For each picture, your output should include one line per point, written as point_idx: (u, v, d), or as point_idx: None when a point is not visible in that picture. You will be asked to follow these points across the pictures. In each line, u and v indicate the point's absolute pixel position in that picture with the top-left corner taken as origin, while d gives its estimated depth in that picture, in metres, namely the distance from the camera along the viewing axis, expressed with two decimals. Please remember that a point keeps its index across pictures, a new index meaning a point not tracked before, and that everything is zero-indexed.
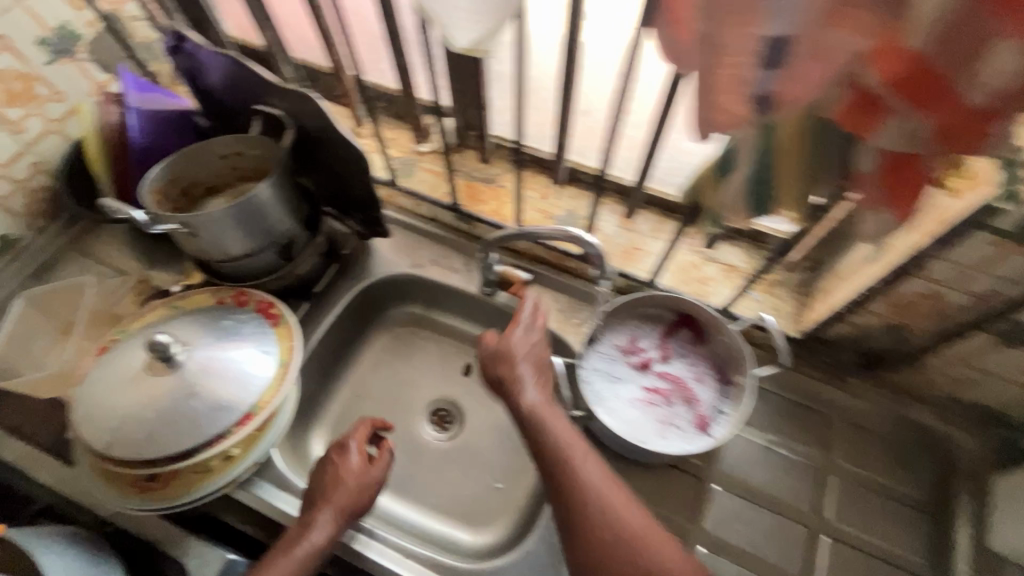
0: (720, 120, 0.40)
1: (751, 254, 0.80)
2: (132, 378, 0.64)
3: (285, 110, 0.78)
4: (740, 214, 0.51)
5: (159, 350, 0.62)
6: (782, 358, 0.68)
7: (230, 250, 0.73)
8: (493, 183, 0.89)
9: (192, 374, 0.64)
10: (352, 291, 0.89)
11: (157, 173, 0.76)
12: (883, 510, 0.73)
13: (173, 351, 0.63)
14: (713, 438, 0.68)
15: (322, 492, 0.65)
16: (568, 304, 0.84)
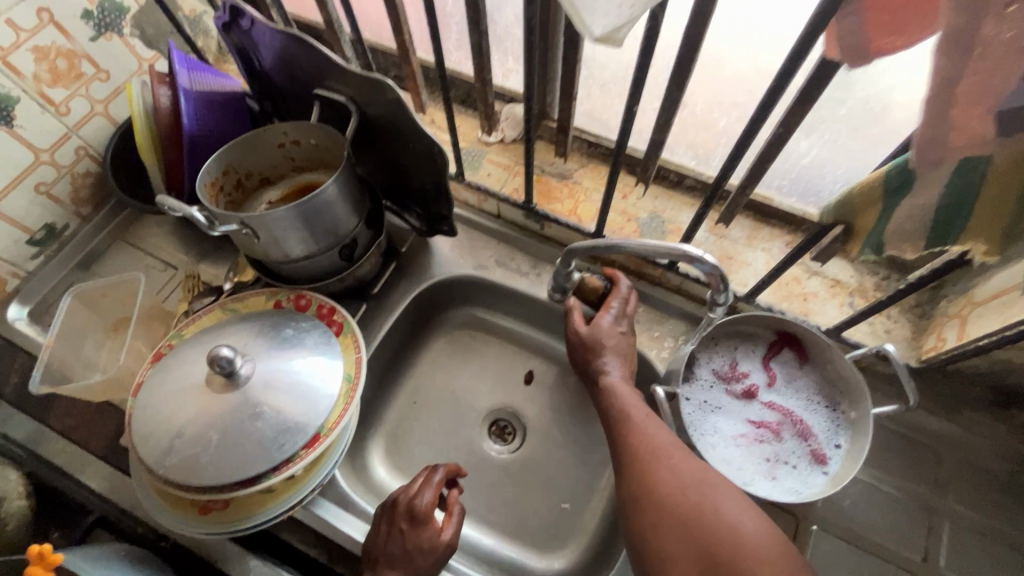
0: (954, 141, 0.34)
1: (861, 270, 0.72)
2: (192, 392, 0.59)
3: (349, 96, 0.71)
4: (912, 244, 0.43)
5: (221, 364, 0.57)
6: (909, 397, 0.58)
7: (291, 253, 0.67)
8: (568, 179, 0.81)
9: (257, 389, 0.59)
10: (411, 294, 0.82)
11: (213, 164, 0.69)
12: (1004, 561, 0.66)
13: (237, 367, 0.58)
14: (830, 479, 0.62)
15: (391, 542, 0.61)
16: (648, 315, 0.79)
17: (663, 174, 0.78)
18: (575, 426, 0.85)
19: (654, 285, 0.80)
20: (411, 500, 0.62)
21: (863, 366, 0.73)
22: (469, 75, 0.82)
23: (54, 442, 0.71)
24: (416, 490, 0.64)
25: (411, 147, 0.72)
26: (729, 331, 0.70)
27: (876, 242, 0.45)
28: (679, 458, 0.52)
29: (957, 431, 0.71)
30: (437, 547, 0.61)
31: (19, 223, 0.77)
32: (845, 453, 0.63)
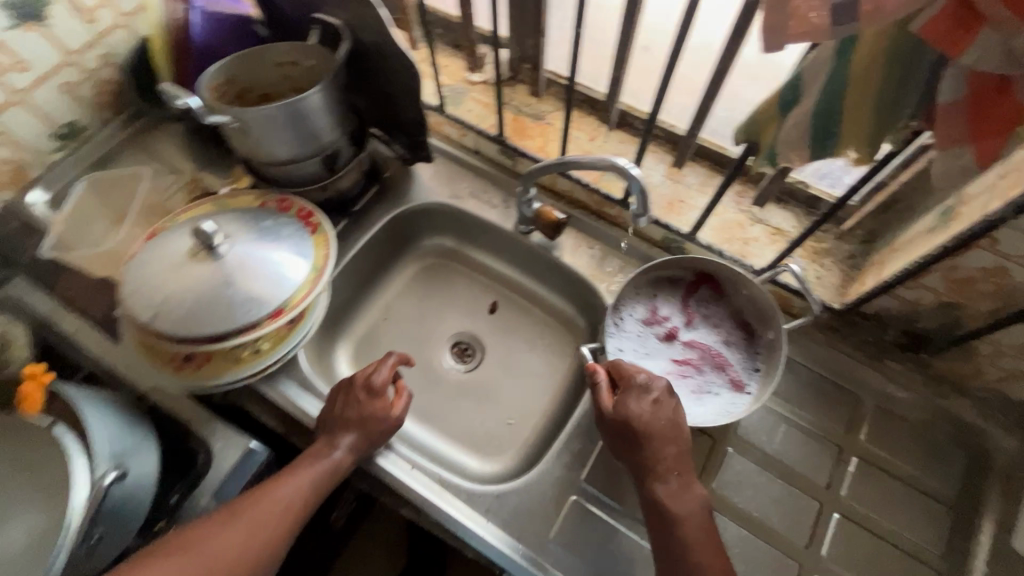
0: (794, 30, 0.37)
1: (801, 220, 0.77)
2: (177, 260, 0.67)
3: (343, 21, 0.77)
4: (799, 155, 0.48)
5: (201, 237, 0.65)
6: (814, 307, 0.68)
7: (275, 153, 0.74)
8: (541, 120, 0.87)
9: (234, 264, 0.67)
10: (388, 214, 0.89)
11: (216, 70, 0.77)
12: (904, 498, 0.70)
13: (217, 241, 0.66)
14: (751, 396, 0.69)
15: (344, 410, 0.68)
16: (601, 251, 0.85)
17: (627, 121, 0.82)
18: (530, 353, 0.92)
19: (611, 224, 0.86)
20: (367, 376, 0.70)
21: (796, 311, 0.78)
22: (456, 17, 0.87)
23: (57, 308, 0.80)
24: (372, 369, 0.71)
25: (394, 71, 0.78)
26: (650, 280, 0.76)
27: (772, 155, 0.50)
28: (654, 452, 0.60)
29: (880, 380, 0.75)
30: (386, 420, 0.69)
31: (46, 117, 0.86)
32: (761, 373, 0.71)
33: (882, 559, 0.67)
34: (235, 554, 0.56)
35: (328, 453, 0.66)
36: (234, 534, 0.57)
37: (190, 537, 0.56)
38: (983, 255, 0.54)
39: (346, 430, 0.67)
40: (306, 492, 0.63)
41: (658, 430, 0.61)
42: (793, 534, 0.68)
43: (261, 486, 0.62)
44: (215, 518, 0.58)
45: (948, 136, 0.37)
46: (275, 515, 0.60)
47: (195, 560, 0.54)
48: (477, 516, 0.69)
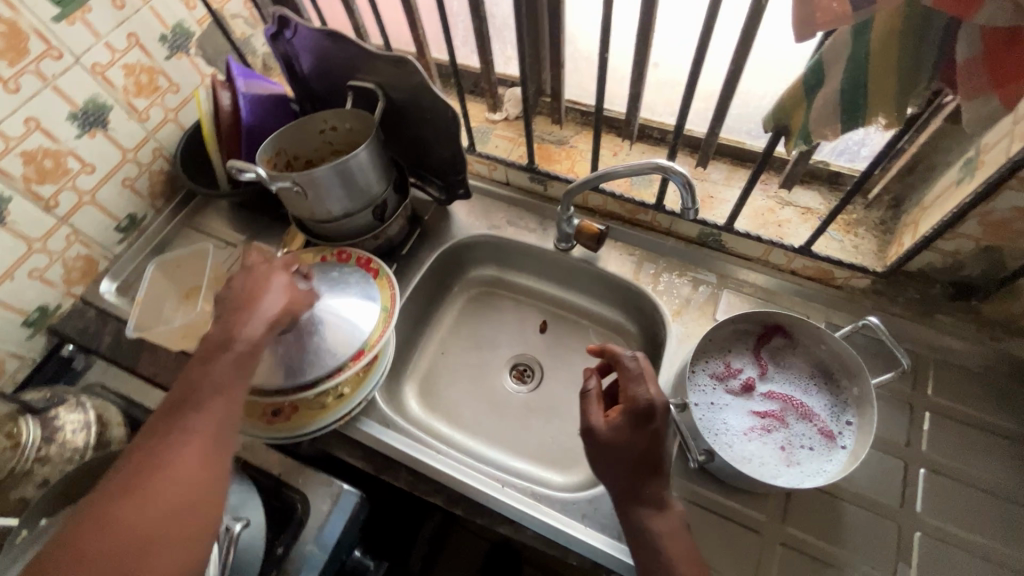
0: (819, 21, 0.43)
1: (826, 197, 0.82)
2: None
3: (376, 83, 0.85)
4: (832, 129, 0.53)
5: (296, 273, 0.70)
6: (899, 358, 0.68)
7: (332, 210, 0.80)
8: (565, 145, 0.93)
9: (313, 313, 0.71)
10: (434, 253, 0.95)
11: (268, 143, 0.84)
12: (985, 445, 0.71)
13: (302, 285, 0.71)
14: (849, 451, 0.65)
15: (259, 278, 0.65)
16: (641, 256, 0.90)
17: (647, 133, 0.88)
18: (587, 365, 0.95)
19: (646, 230, 0.91)
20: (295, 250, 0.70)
21: (840, 282, 0.81)
22: (473, 65, 0.94)
23: (142, 385, 0.84)
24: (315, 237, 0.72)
25: (428, 121, 0.85)
26: (721, 333, 0.75)
27: (805, 135, 0.55)
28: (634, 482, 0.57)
29: (935, 335, 0.77)
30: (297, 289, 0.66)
31: (110, 212, 0.93)
32: (856, 428, 0.67)
33: (977, 506, 0.68)
34: (175, 468, 0.49)
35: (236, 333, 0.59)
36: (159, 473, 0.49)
37: (114, 504, 0.46)
38: (1015, 196, 0.58)
39: (244, 311, 0.61)
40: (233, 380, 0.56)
41: (645, 455, 0.57)
42: (883, 495, 0.69)
43: (165, 410, 0.54)
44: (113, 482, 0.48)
45: (971, 88, 0.42)
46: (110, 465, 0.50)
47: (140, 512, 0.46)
48: (575, 522, 0.71)
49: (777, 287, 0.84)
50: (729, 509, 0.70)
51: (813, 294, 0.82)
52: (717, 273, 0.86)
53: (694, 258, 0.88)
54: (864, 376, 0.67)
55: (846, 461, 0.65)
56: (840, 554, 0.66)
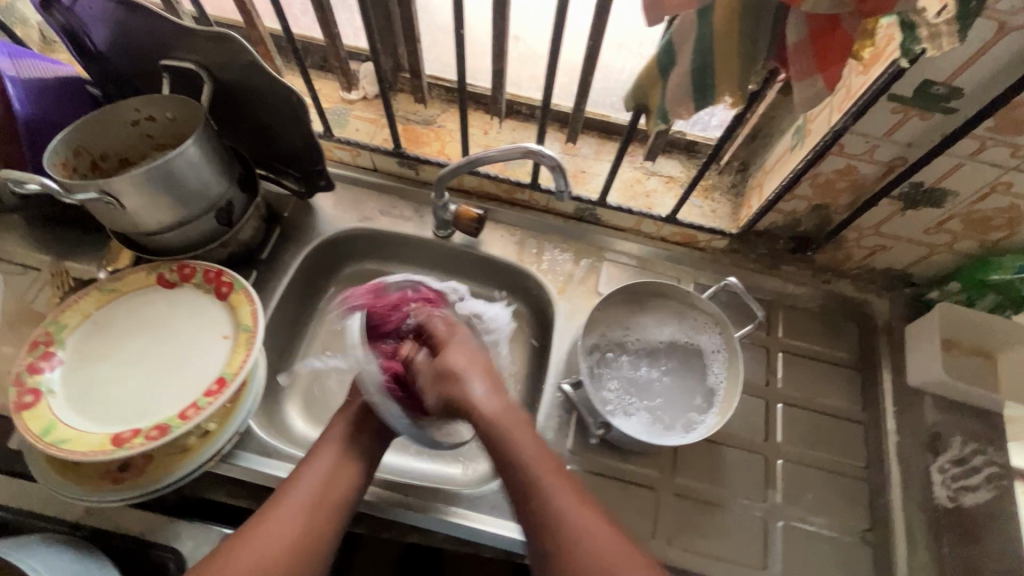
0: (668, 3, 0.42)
1: (685, 165, 0.87)
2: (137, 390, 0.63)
3: (198, 63, 0.71)
4: (687, 108, 0.54)
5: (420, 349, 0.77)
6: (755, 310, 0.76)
7: (162, 218, 0.68)
8: (432, 124, 0.87)
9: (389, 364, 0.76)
10: (301, 253, 0.85)
11: (60, 141, 0.68)
12: (826, 374, 0.82)
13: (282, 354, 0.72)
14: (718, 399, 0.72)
15: (305, 470, 0.63)
16: (523, 235, 0.89)
17: (515, 109, 0.86)
18: None
19: (525, 209, 0.90)
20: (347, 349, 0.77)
21: (702, 244, 0.87)
22: (317, 37, 0.84)
23: None
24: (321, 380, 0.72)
25: (272, 108, 0.74)
26: (612, 309, 0.78)
27: (665, 114, 0.56)
28: (524, 442, 0.61)
29: (782, 283, 0.86)
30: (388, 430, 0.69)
31: None
32: (726, 377, 0.74)
33: (823, 428, 0.78)
34: (278, 534, 0.57)
35: (295, 489, 0.60)
36: (325, 459, 0.63)
37: (295, 476, 0.62)
38: (836, 159, 0.65)
39: (312, 475, 0.62)
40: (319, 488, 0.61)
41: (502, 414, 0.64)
42: (752, 432, 0.78)
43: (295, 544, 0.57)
44: (326, 454, 0.64)
45: (801, 70, 0.44)
46: (339, 436, 0.66)
47: (298, 495, 0.60)
48: (486, 516, 0.69)
49: (651, 255, 0.88)
50: (622, 471, 0.74)
51: (681, 258, 0.88)
52: (593, 247, 0.88)
53: (572, 233, 0.89)
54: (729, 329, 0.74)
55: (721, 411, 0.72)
56: (721, 492, 0.73)
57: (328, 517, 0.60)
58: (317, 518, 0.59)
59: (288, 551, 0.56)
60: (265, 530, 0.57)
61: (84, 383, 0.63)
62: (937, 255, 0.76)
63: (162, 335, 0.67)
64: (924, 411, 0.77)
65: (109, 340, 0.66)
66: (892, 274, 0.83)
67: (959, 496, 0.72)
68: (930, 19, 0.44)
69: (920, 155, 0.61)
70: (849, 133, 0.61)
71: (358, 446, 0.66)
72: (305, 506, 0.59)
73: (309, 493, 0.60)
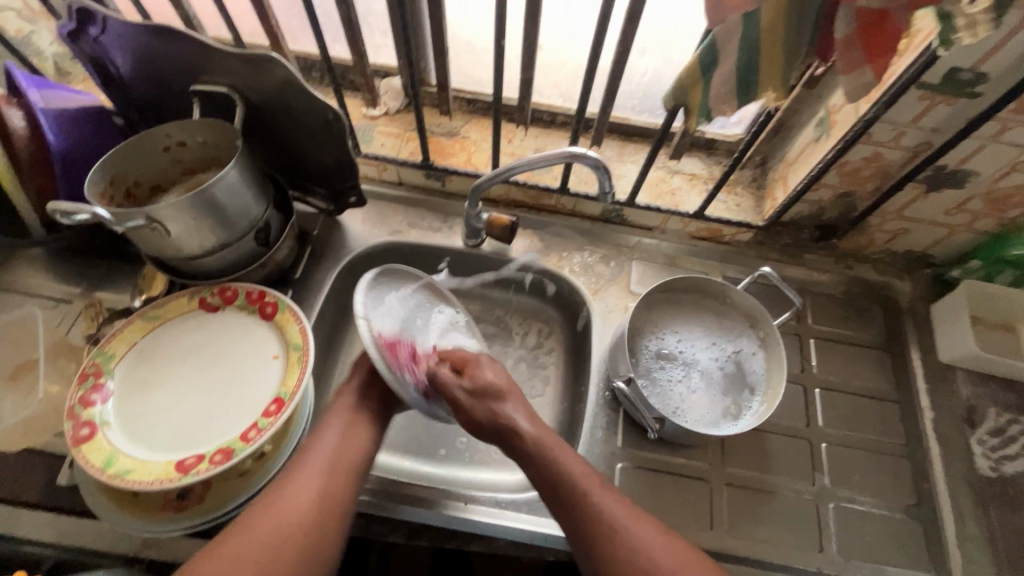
0: None
1: (706, 162, 0.89)
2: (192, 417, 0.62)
3: (229, 86, 0.71)
4: (730, 104, 0.56)
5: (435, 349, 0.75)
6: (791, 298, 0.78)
7: (204, 242, 0.68)
8: (457, 136, 0.88)
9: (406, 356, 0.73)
10: (334, 271, 0.85)
11: (96, 171, 0.67)
12: (858, 356, 0.84)
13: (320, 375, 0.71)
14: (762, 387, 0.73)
15: (310, 437, 0.62)
16: (551, 239, 0.90)
17: (538, 116, 0.87)
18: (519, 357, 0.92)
19: (552, 214, 0.91)
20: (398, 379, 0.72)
21: (728, 238, 0.89)
22: (339, 56, 0.85)
23: None
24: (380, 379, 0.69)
25: (305, 126, 0.74)
26: (647, 309, 0.79)
27: (707, 111, 0.58)
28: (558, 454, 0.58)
29: (807, 271, 0.88)
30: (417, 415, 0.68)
31: None
32: (766, 366, 0.75)
33: (860, 409, 0.80)
34: (295, 491, 0.56)
35: (310, 450, 0.60)
36: (332, 425, 0.63)
37: (305, 443, 0.61)
38: (863, 147, 0.68)
39: (320, 438, 0.61)
40: (335, 449, 0.61)
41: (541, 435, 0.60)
42: (794, 418, 0.79)
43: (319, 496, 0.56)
44: (333, 422, 0.63)
45: (849, 62, 0.47)
46: (346, 402, 0.65)
47: (313, 464, 0.58)
48: (545, 519, 0.69)
49: (678, 252, 0.90)
50: (673, 465, 0.74)
51: (708, 253, 0.89)
52: (622, 247, 0.89)
53: (600, 235, 0.90)
54: (766, 318, 0.76)
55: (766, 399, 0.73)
56: (772, 478, 0.75)
57: (345, 476, 0.59)
58: (336, 476, 0.58)
59: (308, 520, 0.54)
60: (283, 499, 0.55)
61: (137, 413, 0.62)
62: (957, 235, 0.79)
63: (210, 360, 0.67)
64: (957, 385, 0.79)
65: (158, 368, 0.66)
66: (912, 256, 0.86)
67: (1000, 465, 0.74)
68: (965, 9, 0.46)
69: (945, 139, 0.64)
70: (878, 121, 0.64)
71: (362, 408, 0.65)
72: (320, 466, 0.58)
73: (324, 457, 0.59)
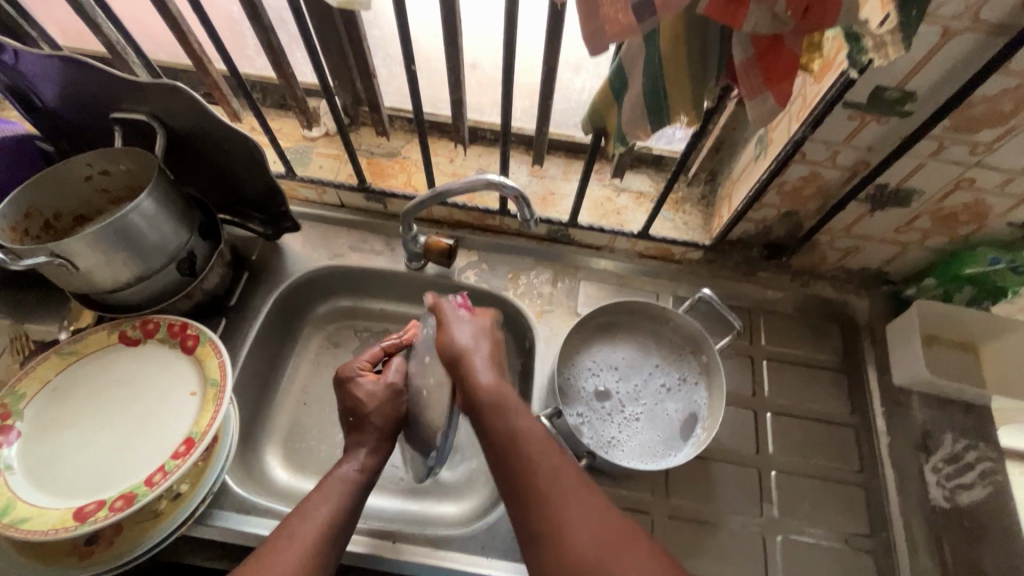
0: (612, 32, 0.41)
1: (654, 179, 0.86)
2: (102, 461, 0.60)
3: (149, 113, 0.69)
4: (644, 130, 0.53)
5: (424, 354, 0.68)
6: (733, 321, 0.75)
7: (120, 275, 0.66)
8: (396, 156, 0.86)
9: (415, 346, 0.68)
10: (270, 297, 0.82)
11: (8, 204, 0.65)
12: (812, 380, 0.81)
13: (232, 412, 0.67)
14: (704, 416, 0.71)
15: (300, 506, 0.57)
16: (496, 260, 0.87)
17: (479, 135, 0.85)
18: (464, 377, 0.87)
19: (497, 234, 0.89)
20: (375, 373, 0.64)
21: (678, 257, 0.86)
22: (273, 77, 0.83)
23: None
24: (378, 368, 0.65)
25: (231, 154, 0.72)
26: (582, 341, 0.77)
27: (623, 137, 0.55)
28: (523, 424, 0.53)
29: (760, 290, 0.85)
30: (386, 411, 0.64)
31: None
32: (709, 392, 0.73)
33: (812, 434, 0.77)
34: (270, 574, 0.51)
35: (305, 521, 0.55)
36: (332, 495, 0.58)
37: (297, 511, 0.56)
38: (800, 167, 0.65)
39: (307, 505, 0.56)
40: (329, 521, 0.56)
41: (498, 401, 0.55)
42: (743, 444, 0.76)
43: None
44: (333, 489, 0.58)
45: (751, 88, 0.44)
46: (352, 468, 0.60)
47: (303, 537, 0.54)
48: (478, 557, 0.67)
49: (627, 271, 0.87)
50: (614, 496, 0.72)
51: (657, 272, 0.87)
52: (568, 267, 0.87)
53: (547, 255, 0.87)
54: (708, 343, 0.73)
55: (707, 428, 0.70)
56: (717, 509, 0.72)
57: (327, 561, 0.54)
58: (317, 563, 0.53)
59: None
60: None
61: (43, 455, 0.60)
62: (910, 252, 0.76)
63: (126, 396, 0.65)
64: (913, 410, 0.77)
65: (71, 406, 0.64)
66: (867, 272, 0.83)
67: (956, 494, 0.72)
68: (873, 30, 0.43)
69: (881, 158, 0.61)
70: (810, 141, 0.61)
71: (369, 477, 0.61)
72: (308, 545, 0.53)
73: (313, 537, 0.54)
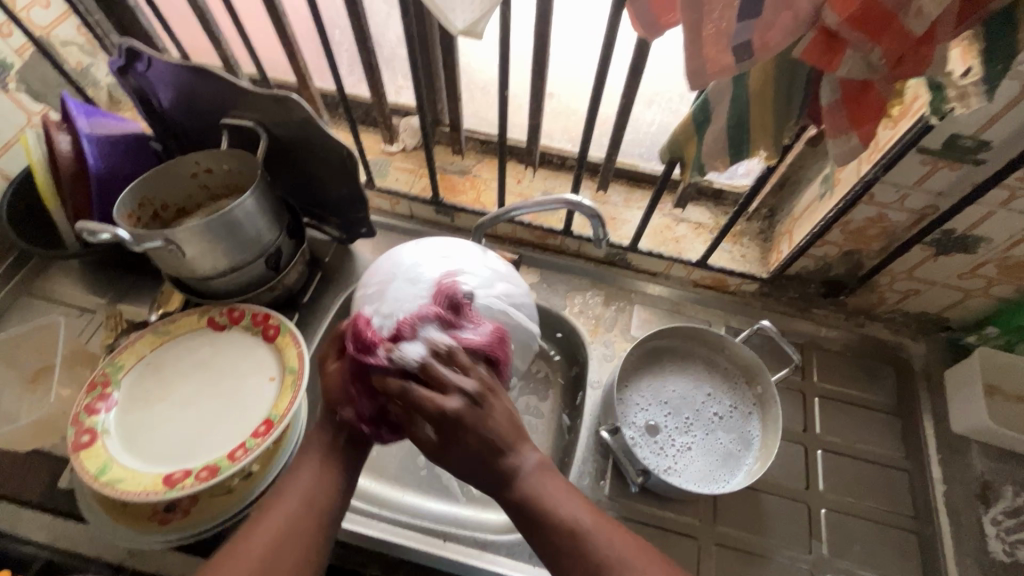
0: (710, 71, 0.44)
1: (713, 212, 0.89)
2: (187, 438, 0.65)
3: (255, 120, 0.76)
4: (723, 161, 0.56)
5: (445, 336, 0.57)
6: (791, 353, 0.76)
7: (217, 265, 0.71)
8: (468, 174, 0.92)
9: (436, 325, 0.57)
10: (341, 296, 0.87)
11: (127, 194, 0.72)
12: (866, 420, 0.80)
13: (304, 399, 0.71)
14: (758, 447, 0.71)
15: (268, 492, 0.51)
16: (554, 278, 0.91)
17: (547, 159, 0.90)
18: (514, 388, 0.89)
19: (556, 253, 0.93)
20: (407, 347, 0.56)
21: (733, 288, 0.88)
22: (364, 95, 0.90)
23: None
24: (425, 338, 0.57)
25: (324, 161, 0.78)
26: (636, 362, 0.79)
27: (701, 166, 0.58)
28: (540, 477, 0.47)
29: (815, 327, 0.86)
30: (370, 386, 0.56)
31: None
32: (764, 424, 0.73)
33: (865, 475, 0.77)
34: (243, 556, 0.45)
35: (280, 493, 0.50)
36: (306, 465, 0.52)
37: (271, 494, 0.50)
38: (867, 207, 0.67)
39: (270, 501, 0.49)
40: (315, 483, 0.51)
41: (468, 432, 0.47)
42: (794, 478, 0.76)
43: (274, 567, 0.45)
44: (304, 465, 0.53)
45: (835, 127, 0.47)
46: (317, 446, 0.54)
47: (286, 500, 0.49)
48: (525, 565, 0.68)
49: (681, 298, 0.89)
50: (662, 518, 0.72)
51: (711, 301, 0.89)
52: (623, 290, 0.90)
53: (603, 277, 0.91)
54: (764, 374, 0.74)
55: (761, 458, 0.71)
56: (766, 541, 0.72)
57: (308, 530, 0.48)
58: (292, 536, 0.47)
59: None
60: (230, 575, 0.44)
61: (137, 424, 0.66)
62: (973, 300, 0.77)
63: (211, 377, 0.70)
64: (972, 459, 0.75)
65: (162, 382, 0.69)
66: (926, 318, 0.83)
67: (1016, 550, 0.70)
68: (956, 80, 0.46)
69: (951, 204, 0.63)
70: (880, 183, 0.63)
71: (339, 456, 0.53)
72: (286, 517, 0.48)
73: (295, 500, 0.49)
